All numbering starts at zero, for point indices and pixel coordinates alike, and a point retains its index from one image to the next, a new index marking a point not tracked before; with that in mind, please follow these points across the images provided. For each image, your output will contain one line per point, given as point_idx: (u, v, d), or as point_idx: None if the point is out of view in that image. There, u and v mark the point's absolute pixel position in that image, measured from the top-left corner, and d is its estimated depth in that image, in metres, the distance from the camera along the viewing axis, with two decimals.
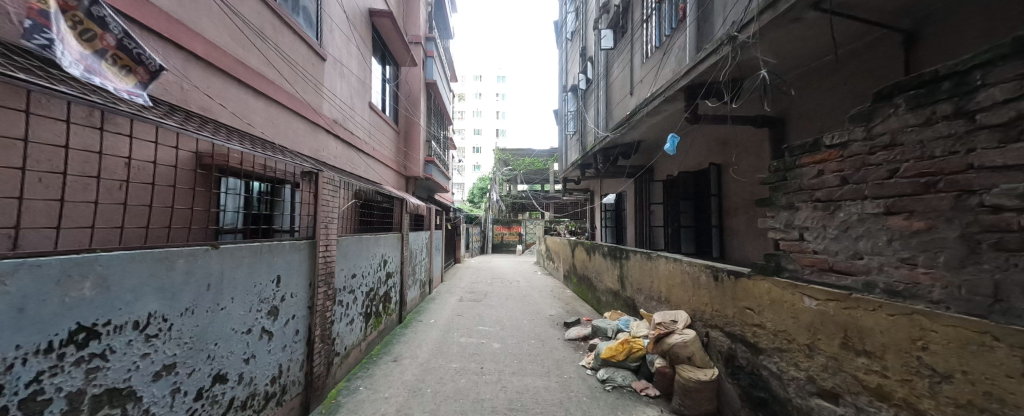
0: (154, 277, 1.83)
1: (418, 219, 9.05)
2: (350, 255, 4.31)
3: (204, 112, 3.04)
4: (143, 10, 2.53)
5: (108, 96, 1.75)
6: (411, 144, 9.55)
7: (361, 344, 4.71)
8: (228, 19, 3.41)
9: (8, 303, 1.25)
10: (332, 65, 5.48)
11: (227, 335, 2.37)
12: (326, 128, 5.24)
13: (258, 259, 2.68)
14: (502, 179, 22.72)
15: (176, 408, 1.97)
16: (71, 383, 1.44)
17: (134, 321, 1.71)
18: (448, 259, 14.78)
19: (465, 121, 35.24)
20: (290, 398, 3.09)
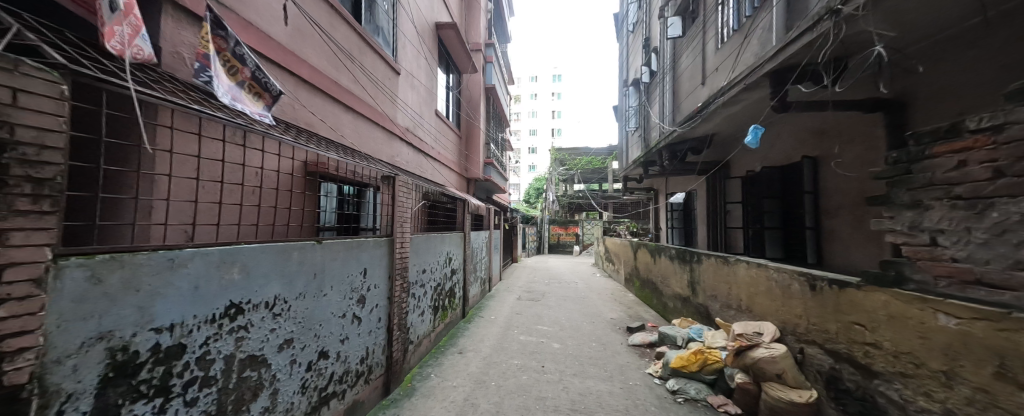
0: (277, 266, 2.21)
1: (478, 219, 9.42)
2: (420, 252, 4.67)
3: (309, 127, 3.55)
4: (268, 45, 3.05)
5: (250, 119, 2.18)
6: (472, 148, 9.98)
7: (430, 335, 5.07)
8: (325, 45, 3.93)
9: (189, 281, 1.62)
10: (405, 78, 5.99)
11: (328, 318, 2.75)
12: (400, 136, 5.75)
13: (350, 253, 3.06)
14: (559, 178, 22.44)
15: (293, 376, 2.35)
16: (226, 347, 1.82)
17: (265, 302, 2.09)
18: (506, 259, 15.11)
19: (523, 121, 35.49)
20: (374, 378, 3.46)
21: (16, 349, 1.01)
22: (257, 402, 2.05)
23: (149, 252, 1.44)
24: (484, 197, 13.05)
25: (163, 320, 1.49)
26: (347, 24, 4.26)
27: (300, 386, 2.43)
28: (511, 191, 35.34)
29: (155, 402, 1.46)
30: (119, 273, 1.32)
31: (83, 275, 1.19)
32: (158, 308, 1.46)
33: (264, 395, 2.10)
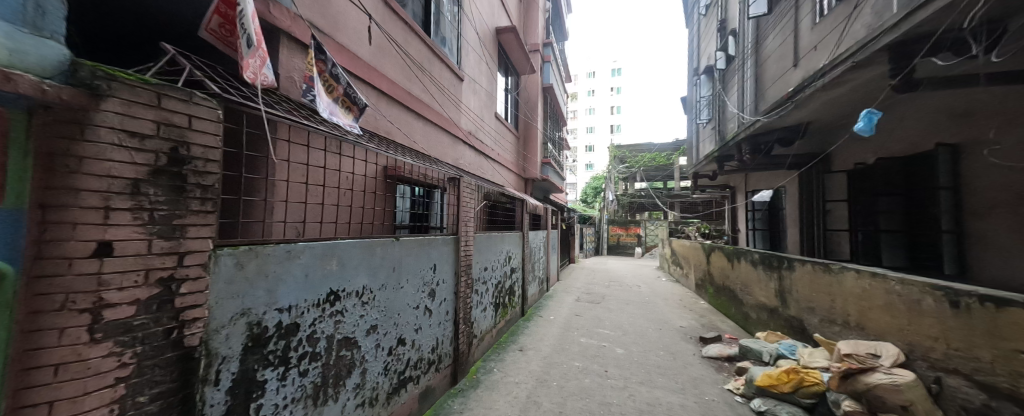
0: (365, 259, 2.48)
1: (536, 218, 9.45)
2: (482, 250, 4.85)
3: (388, 135, 3.91)
4: (356, 64, 3.43)
5: (344, 130, 2.49)
6: (529, 148, 10.01)
7: (492, 331, 5.24)
8: (401, 58, 4.29)
9: (302, 270, 1.91)
10: (467, 84, 6.26)
11: (405, 309, 3.00)
12: (463, 140, 6.03)
13: (422, 249, 3.30)
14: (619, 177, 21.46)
15: (378, 358, 2.63)
16: (328, 328, 2.10)
17: (356, 290, 2.36)
18: (563, 259, 14.88)
19: (582, 119, 34.62)
20: (444, 368, 3.70)
21: (193, 318, 1.31)
22: (351, 378, 2.33)
23: (275, 244, 1.73)
24: (541, 197, 13.05)
25: (285, 302, 1.78)
26: (418, 38, 4.59)
27: (383, 367, 2.70)
28: (569, 191, 34.73)
29: (278, 369, 1.76)
30: (255, 262, 1.61)
31: (232, 263, 1.49)
32: (281, 292, 1.76)
33: (356, 372, 2.38)
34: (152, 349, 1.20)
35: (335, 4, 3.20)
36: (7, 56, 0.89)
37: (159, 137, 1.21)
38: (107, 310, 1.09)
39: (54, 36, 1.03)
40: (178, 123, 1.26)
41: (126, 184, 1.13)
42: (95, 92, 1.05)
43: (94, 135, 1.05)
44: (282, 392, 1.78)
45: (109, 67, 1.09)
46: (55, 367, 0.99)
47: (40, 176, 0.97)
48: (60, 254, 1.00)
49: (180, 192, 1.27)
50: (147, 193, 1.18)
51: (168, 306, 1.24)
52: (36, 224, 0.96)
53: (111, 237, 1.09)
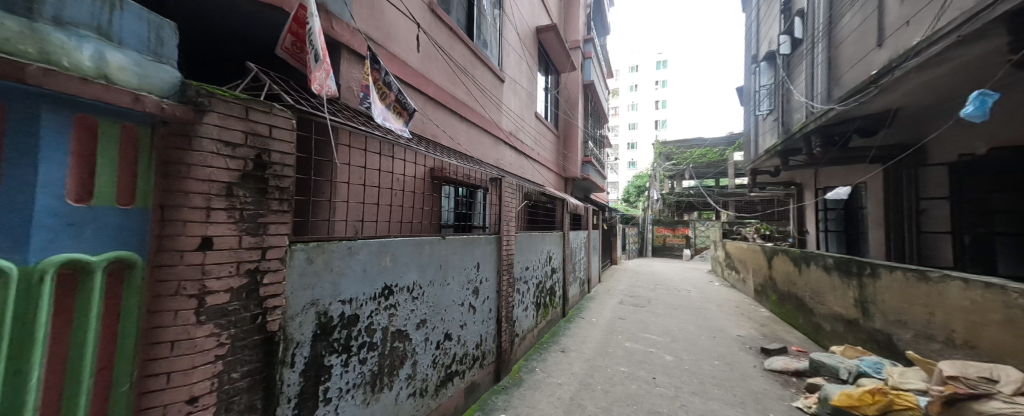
0: (415, 256, 2.61)
1: (576, 218, 9.29)
2: (523, 249, 4.87)
3: (433, 138, 4.06)
4: (404, 70, 3.60)
5: (396, 134, 2.64)
6: (570, 147, 9.84)
7: (533, 331, 5.25)
8: (445, 63, 4.43)
9: (361, 265, 2.05)
10: (508, 85, 6.32)
11: (451, 305, 3.10)
12: (504, 140, 6.09)
13: (466, 247, 3.39)
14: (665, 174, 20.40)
15: (427, 351, 2.75)
16: (382, 320, 2.24)
17: (406, 286, 2.49)
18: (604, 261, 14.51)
19: (624, 115, 33.42)
20: (487, 364, 3.78)
21: (273, 306, 1.49)
22: (403, 369, 2.46)
23: (338, 240, 1.88)
24: (581, 197, 12.81)
25: (347, 294, 1.93)
26: (462, 43, 4.73)
27: (432, 360, 2.82)
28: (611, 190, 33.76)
29: (342, 356, 1.91)
30: (322, 256, 1.77)
31: (303, 257, 1.65)
32: (344, 285, 1.91)
33: (407, 363, 2.51)
34: (243, 332, 1.38)
35: (387, 16, 3.39)
36: (137, 81, 1.14)
37: (246, 146, 1.39)
38: (209, 295, 1.27)
39: (169, 61, 1.32)
40: (261, 132, 1.44)
41: (222, 187, 1.31)
42: (199, 108, 1.25)
43: (198, 145, 1.24)
44: (345, 378, 1.94)
45: (208, 85, 1.27)
46: (172, 343, 1.18)
47: (160, 180, 1.21)
48: (173, 247, 1.18)
49: (263, 193, 1.45)
50: (238, 196, 1.36)
51: (254, 294, 1.42)
52: (158, 222, 1.19)
53: (211, 233, 1.27)
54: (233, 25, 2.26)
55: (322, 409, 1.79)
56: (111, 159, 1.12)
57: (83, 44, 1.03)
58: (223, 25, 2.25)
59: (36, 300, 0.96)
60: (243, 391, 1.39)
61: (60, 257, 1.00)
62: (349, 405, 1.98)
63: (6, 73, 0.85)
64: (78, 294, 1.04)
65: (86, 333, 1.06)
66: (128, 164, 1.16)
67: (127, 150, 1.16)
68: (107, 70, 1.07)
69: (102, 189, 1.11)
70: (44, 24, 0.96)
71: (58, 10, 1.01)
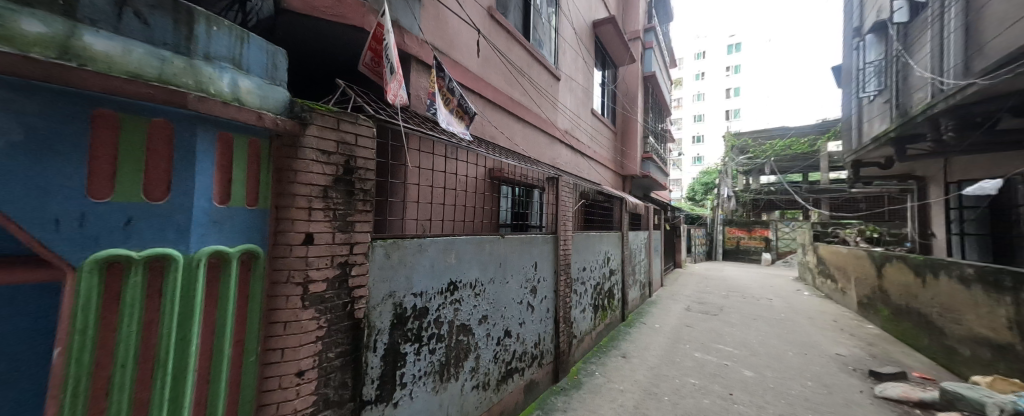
0: (477, 255, 2.70)
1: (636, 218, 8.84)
2: (580, 250, 4.77)
3: (491, 139, 4.16)
4: (465, 75, 3.74)
5: (459, 138, 2.77)
6: (629, 143, 9.38)
7: (592, 333, 5.13)
8: (503, 66, 4.52)
9: (430, 261, 2.19)
10: (564, 83, 6.23)
11: (510, 303, 3.16)
12: (560, 139, 6.03)
13: (525, 247, 3.41)
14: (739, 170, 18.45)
15: (489, 346, 2.84)
16: (448, 315, 2.37)
17: (469, 282, 2.60)
18: (667, 264, 13.59)
19: (690, 106, 30.92)
20: (546, 364, 3.78)
21: (360, 295, 1.70)
22: (468, 362, 2.58)
23: (411, 238, 2.05)
24: (640, 195, 12.16)
25: (418, 288, 2.09)
26: (519, 44, 4.78)
27: (493, 356, 2.90)
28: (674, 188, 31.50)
29: (414, 345, 2.07)
30: (398, 252, 1.94)
31: (382, 253, 1.84)
32: (416, 279, 2.07)
33: (471, 357, 2.62)
34: (335, 316, 1.60)
35: (451, 25, 3.57)
36: (260, 100, 1.41)
37: (337, 153, 1.62)
38: (311, 284, 1.51)
39: (283, 82, 1.61)
40: (348, 140, 1.66)
41: (320, 189, 1.54)
42: (302, 122, 1.50)
43: (301, 155, 1.48)
44: (418, 365, 2.09)
45: (308, 102, 1.54)
46: (285, 323, 1.43)
47: (275, 185, 1.48)
48: (284, 241, 1.44)
49: (351, 194, 1.67)
50: (331, 197, 1.59)
51: (344, 284, 1.63)
52: (274, 220, 1.45)
53: (312, 230, 1.50)
54: (324, 47, 2.57)
55: (398, 392, 1.96)
56: (242, 169, 1.40)
57: (223, 72, 1.33)
58: (316, 48, 2.57)
59: (196, 280, 1.24)
60: (337, 369, 1.62)
61: (209, 248, 1.29)
62: (421, 391, 2.13)
63: (172, 101, 1.15)
64: (221, 279, 1.32)
65: (224, 310, 1.33)
66: (253, 173, 1.44)
67: (252, 161, 1.43)
68: (239, 94, 1.35)
69: (235, 194, 1.38)
70: (199, 60, 1.28)
71: (207, 48, 1.31)
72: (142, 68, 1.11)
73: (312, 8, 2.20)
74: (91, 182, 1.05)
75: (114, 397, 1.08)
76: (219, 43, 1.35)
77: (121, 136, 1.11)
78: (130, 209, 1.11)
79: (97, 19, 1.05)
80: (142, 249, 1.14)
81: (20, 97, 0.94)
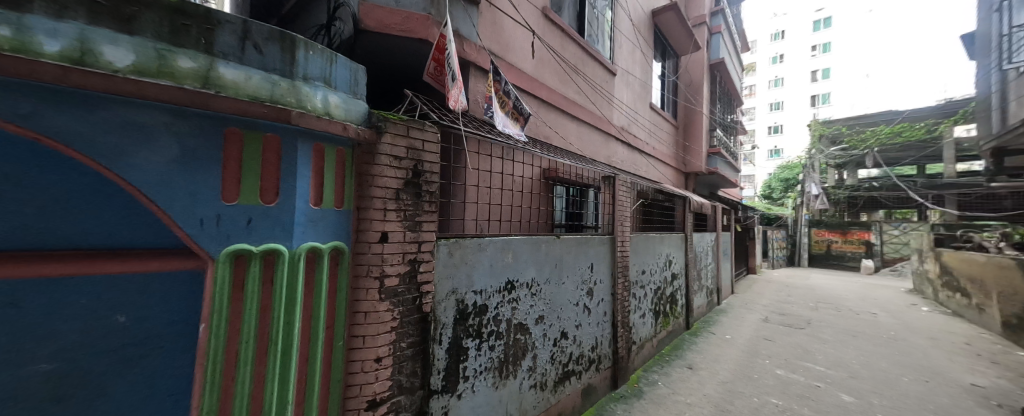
0: (533, 255, 2.72)
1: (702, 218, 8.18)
2: (640, 252, 4.55)
3: (546, 139, 4.15)
4: (520, 77, 3.78)
5: (515, 140, 2.79)
6: (693, 138, 8.72)
7: (653, 341, 4.86)
8: (558, 65, 4.48)
9: (489, 260, 2.26)
10: (620, 78, 6.00)
11: (567, 304, 3.12)
12: (616, 136, 5.82)
13: (580, 247, 3.34)
14: (830, 163, 16.12)
15: (546, 347, 2.84)
16: (506, 313, 2.41)
17: (526, 282, 2.62)
18: (739, 269, 12.35)
19: (766, 94, 27.77)
20: (604, 369, 3.68)
21: (427, 290, 1.83)
22: (525, 361, 2.60)
23: (471, 237, 2.14)
24: (707, 194, 11.24)
25: (479, 286, 2.17)
26: (574, 42, 4.71)
27: (550, 356, 2.90)
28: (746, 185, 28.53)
29: (476, 340, 2.15)
30: (460, 251, 2.05)
31: (445, 251, 1.96)
32: (477, 277, 2.16)
33: (528, 356, 2.64)
34: (406, 308, 1.74)
35: (506, 29, 3.63)
36: (345, 112, 1.60)
37: (407, 158, 1.76)
38: (386, 278, 1.65)
39: (364, 95, 1.79)
40: (415, 145, 1.81)
41: (392, 192, 1.69)
42: (378, 130, 1.67)
43: (378, 161, 1.64)
44: (479, 360, 2.17)
45: (384, 112, 1.70)
46: (365, 313, 1.59)
47: (357, 188, 1.65)
48: (364, 239, 1.61)
49: (418, 196, 1.81)
50: (402, 199, 1.73)
51: (413, 279, 1.77)
52: (356, 220, 1.62)
53: (386, 229, 1.65)
54: (394, 60, 2.79)
55: (461, 385, 2.05)
56: (331, 174, 1.57)
57: (317, 90, 1.52)
58: (387, 62, 2.80)
59: (297, 272, 1.43)
60: (408, 358, 1.75)
61: (308, 244, 1.47)
62: (482, 385, 2.20)
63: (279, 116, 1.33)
64: (316, 271, 1.51)
65: (318, 299, 1.51)
66: (341, 178, 1.60)
67: (339, 167, 1.60)
68: (329, 107, 1.55)
69: (327, 197, 1.54)
70: (300, 80, 1.48)
71: (305, 70, 1.51)
72: (257, 90, 1.34)
73: (384, 26, 2.41)
74: (224, 188, 1.27)
75: (240, 368, 1.30)
76: (315, 64, 1.54)
77: (244, 149, 1.32)
78: (249, 211, 1.32)
79: (228, 53, 1.31)
80: (259, 244, 1.34)
81: (176, 120, 1.18)
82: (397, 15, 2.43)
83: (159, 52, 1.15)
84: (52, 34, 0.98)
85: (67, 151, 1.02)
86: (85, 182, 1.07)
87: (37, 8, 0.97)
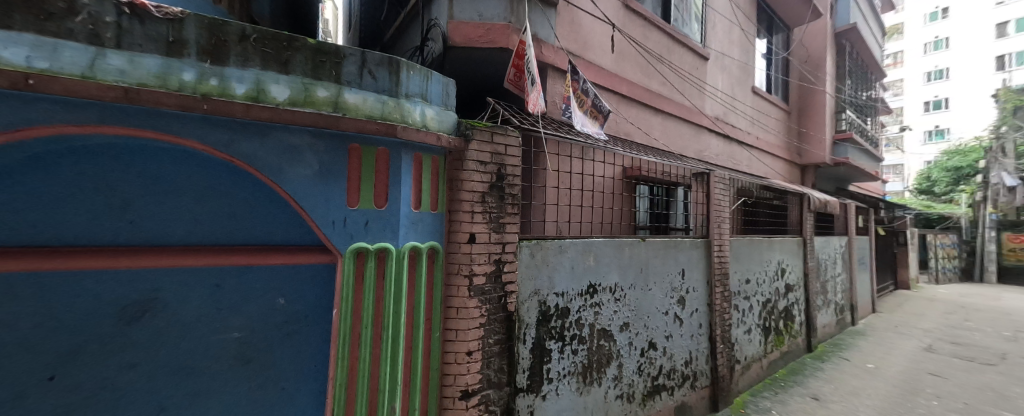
0: (616, 258, 2.59)
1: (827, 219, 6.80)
2: (742, 258, 4.00)
3: (627, 136, 3.95)
4: (599, 73, 3.66)
5: (595, 139, 2.71)
6: (811, 123, 7.34)
7: (761, 361, 4.21)
8: (640, 56, 4.22)
9: (571, 262, 2.23)
10: (714, 62, 5.35)
11: (655, 312, 2.90)
12: (709, 127, 5.22)
13: (669, 252, 3.07)
14: None
15: (632, 357, 2.68)
16: (588, 318, 2.34)
17: (609, 287, 2.51)
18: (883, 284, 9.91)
19: (920, 61, 21.89)
20: (700, 387, 3.31)
21: (511, 290, 1.90)
22: (610, 369, 2.49)
23: (553, 239, 2.15)
24: (833, 190, 9.31)
25: (560, 288, 2.16)
26: (657, 29, 4.37)
27: (638, 367, 2.72)
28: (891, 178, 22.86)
29: (558, 343, 2.14)
30: (542, 253, 2.08)
31: (527, 252, 2.01)
32: (558, 279, 2.16)
33: (613, 364, 2.52)
34: (492, 307, 1.83)
35: (584, 26, 3.56)
36: (438, 124, 1.76)
37: (491, 163, 1.86)
38: (475, 277, 1.76)
39: (453, 107, 1.94)
40: (498, 151, 1.89)
41: (479, 195, 1.80)
42: (466, 138, 1.79)
43: (466, 166, 1.77)
44: (562, 364, 2.15)
45: (471, 120, 1.83)
46: (457, 308, 1.74)
47: (448, 193, 1.79)
48: (455, 240, 1.75)
49: (502, 198, 1.89)
50: (487, 202, 1.83)
51: (499, 279, 1.85)
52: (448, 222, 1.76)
53: (474, 230, 1.77)
54: (477, 71, 2.96)
55: (546, 386, 2.06)
56: (428, 181, 1.73)
57: (416, 105, 1.70)
58: (471, 74, 2.99)
59: (401, 268, 1.62)
60: (495, 355, 1.83)
61: (410, 244, 1.65)
62: (566, 389, 2.18)
63: (388, 132, 1.53)
64: (416, 268, 1.68)
65: (419, 293, 1.68)
66: (435, 184, 1.76)
67: (434, 173, 1.76)
68: (426, 120, 1.72)
69: (424, 201, 1.71)
70: (403, 98, 1.67)
71: (406, 88, 1.70)
72: (372, 110, 1.55)
73: (469, 40, 2.58)
74: (348, 196, 1.50)
75: (362, 349, 1.52)
76: (414, 82, 1.73)
77: (362, 161, 1.54)
78: (366, 214, 1.54)
79: (352, 80, 1.55)
80: (374, 243, 1.55)
81: (316, 141, 1.44)
82: (481, 28, 2.58)
83: (304, 86, 1.42)
84: (240, 80, 1.29)
85: (249, 170, 1.32)
86: (258, 195, 1.39)
87: (231, 62, 1.29)
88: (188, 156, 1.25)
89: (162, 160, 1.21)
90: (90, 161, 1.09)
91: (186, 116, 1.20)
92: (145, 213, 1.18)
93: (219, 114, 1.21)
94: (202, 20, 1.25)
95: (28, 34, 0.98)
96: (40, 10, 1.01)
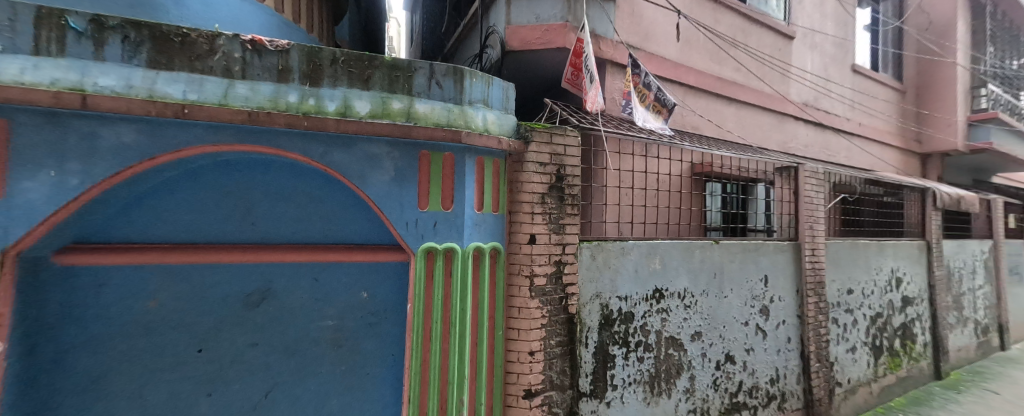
0: (685, 262, 2.40)
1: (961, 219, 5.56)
2: (842, 264, 3.45)
3: (695, 130, 3.65)
4: (663, 65, 3.44)
5: (659, 135, 2.56)
6: (935, 103, 6.08)
7: (870, 385, 3.57)
8: (710, 42, 3.87)
9: (634, 264, 2.13)
10: (801, 41, 4.70)
11: (732, 322, 2.63)
12: (796, 115, 4.60)
13: (748, 255, 2.77)
14: None
15: (706, 369, 2.47)
16: (655, 324, 2.21)
17: (677, 292, 2.34)
18: None
19: None
20: (790, 410, 2.92)
21: (572, 292, 1.88)
22: (681, 380, 2.32)
23: (615, 241, 2.08)
24: (970, 183, 7.58)
25: (624, 291, 2.08)
26: (730, 10, 3.97)
27: (713, 381, 2.49)
28: None
29: (623, 348, 2.06)
30: (603, 254, 2.02)
31: (588, 254, 1.97)
32: (621, 282, 2.08)
33: (684, 376, 2.34)
34: (552, 308, 1.82)
35: (646, 16, 3.37)
36: (498, 128, 1.81)
37: (550, 164, 1.87)
38: (536, 277, 1.78)
39: (512, 111, 1.98)
40: (557, 152, 1.90)
41: (538, 196, 1.82)
42: (525, 140, 1.83)
43: (525, 168, 1.80)
44: (626, 371, 2.06)
45: (530, 123, 1.86)
46: (519, 308, 1.77)
47: (509, 195, 1.83)
48: (515, 240, 1.80)
49: (562, 199, 1.89)
50: (546, 202, 1.84)
51: (559, 280, 1.84)
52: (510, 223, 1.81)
53: (534, 231, 1.80)
54: (534, 73, 2.98)
55: (610, 393, 1.99)
56: (490, 183, 1.78)
57: (479, 110, 1.77)
58: (528, 76, 3.02)
59: (465, 268, 1.68)
60: (557, 356, 1.82)
61: (474, 244, 1.71)
62: (632, 398, 2.08)
63: (453, 137, 1.61)
64: (479, 268, 1.74)
65: (483, 292, 1.73)
66: (497, 186, 1.80)
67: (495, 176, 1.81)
68: (488, 125, 1.78)
69: (487, 202, 1.76)
70: (467, 104, 1.75)
71: (470, 95, 1.77)
72: (439, 118, 1.65)
73: (526, 43, 2.60)
74: (419, 198, 1.61)
75: (433, 343, 1.61)
76: (477, 89, 1.79)
77: (430, 166, 1.64)
78: (435, 216, 1.64)
79: (422, 91, 1.65)
80: (442, 243, 1.64)
81: (392, 149, 1.57)
82: (538, 29, 2.59)
83: (383, 99, 1.56)
84: (332, 98, 1.46)
85: (339, 177, 1.48)
86: (346, 199, 1.55)
87: (325, 83, 1.47)
88: (291, 167, 1.44)
89: (273, 170, 1.41)
90: (223, 173, 1.33)
91: (291, 132, 1.38)
92: (261, 216, 1.39)
93: (316, 129, 1.39)
94: (304, 50, 1.45)
95: (184, 73, 1.24)
96: (191, 53, 1.26)
